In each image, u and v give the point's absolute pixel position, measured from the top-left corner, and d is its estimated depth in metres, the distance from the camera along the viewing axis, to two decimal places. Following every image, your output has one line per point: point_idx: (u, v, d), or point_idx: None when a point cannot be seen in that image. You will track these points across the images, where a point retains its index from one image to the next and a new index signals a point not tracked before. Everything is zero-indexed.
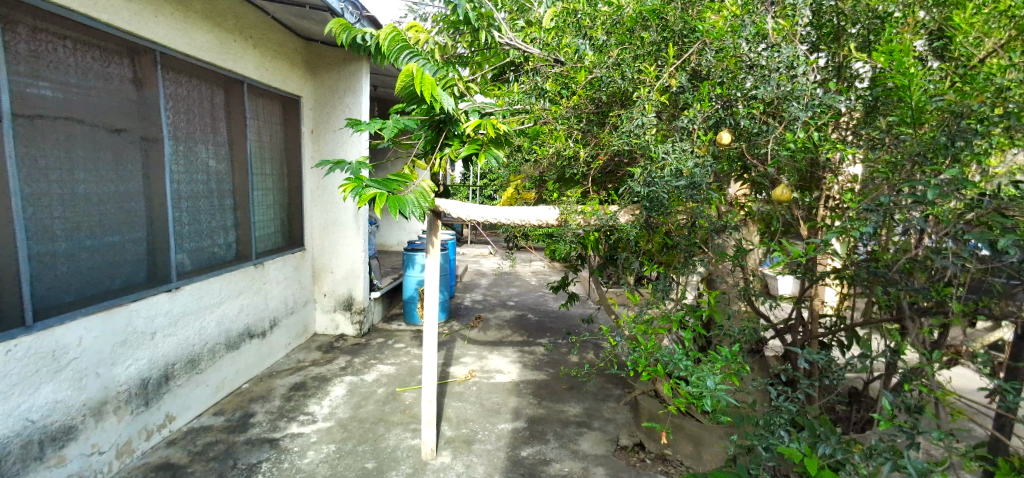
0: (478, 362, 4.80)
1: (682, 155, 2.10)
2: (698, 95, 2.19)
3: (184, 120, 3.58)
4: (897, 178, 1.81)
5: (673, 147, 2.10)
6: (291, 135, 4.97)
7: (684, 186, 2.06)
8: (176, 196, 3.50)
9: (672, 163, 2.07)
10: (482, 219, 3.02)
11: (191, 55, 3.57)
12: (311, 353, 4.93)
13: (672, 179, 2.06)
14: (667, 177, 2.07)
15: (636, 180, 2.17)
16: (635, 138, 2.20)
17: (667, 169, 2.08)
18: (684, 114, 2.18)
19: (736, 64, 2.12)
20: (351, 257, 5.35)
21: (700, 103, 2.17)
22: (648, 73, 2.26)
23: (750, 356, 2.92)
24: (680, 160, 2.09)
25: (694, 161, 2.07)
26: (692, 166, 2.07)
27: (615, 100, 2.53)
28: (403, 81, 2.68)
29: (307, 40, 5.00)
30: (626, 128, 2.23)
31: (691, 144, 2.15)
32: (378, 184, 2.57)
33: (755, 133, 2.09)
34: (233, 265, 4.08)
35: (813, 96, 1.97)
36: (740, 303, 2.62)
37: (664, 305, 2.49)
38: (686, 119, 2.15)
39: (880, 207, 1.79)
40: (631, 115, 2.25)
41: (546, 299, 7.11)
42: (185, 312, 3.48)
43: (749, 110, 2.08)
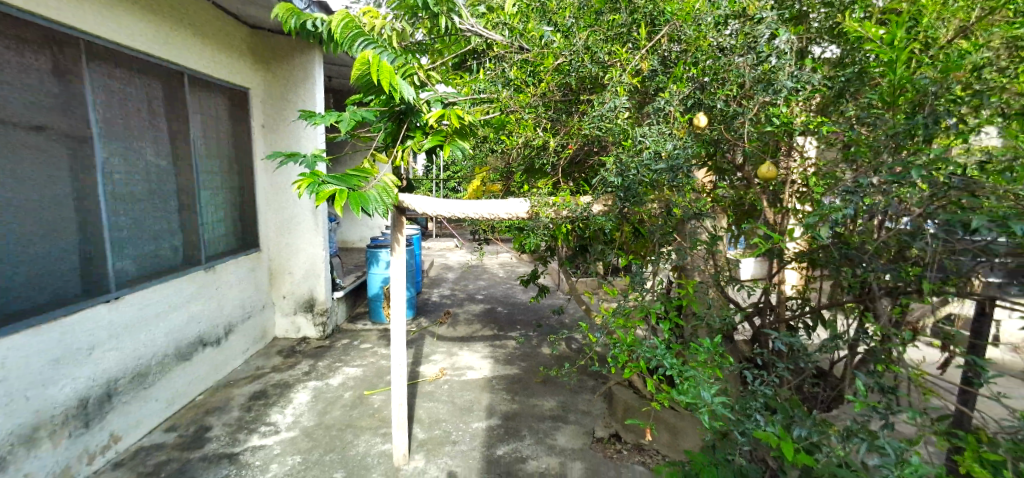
0: (448, 359, 4.68)
1: (660, 138, 2.03)
2: (672, 77, 2.15)
3: (118, 115, 3.32)
4: (874, 160, 1.74)
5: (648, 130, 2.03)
6: (241, 130, 4.70)
7: (666, 168, 1.97)
8: (112, 197, 3.25)
9: (653, 146, 1.99)
10: (449, 214, 2.89)
11: (123, 46, 3.30)
12: (272, 358, 4.71)
13: (655, 163, 1.98)
14: (645, 161, 2.00)
15: (609, 167, 2.10)
16: (606, 124, 2.14)
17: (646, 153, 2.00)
18: (661, 96, 2.11)
19: (708, 46, 2.06)
20: (311, 256, 5.13)
21: (675, 84, 2.11)
22: (620, 55, 2.19)
23: (726, 343, 2.87)
24: (658, 144, 2.02)
25: (673, 142, 2.00)
26: (669, 147, 1.99)
27: (586, 85, 2.47)
28: (359, 70, 2.51)
29: (254, 29, 4.72)
30: (599, 111, 2.14)
31: (668, 127, 2.08)
32: (337, 180, 2.40)
33: (732, 116, 2.04)
34: (182, 270, 3.82)
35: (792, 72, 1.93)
36: (714, 290, 2.59)
37: (641, 296, 2.42)
38: (660, 102, 2.09)
39: (859, 189, 1.75)
40: (604, 99, 2.17)
41: (515, 291, 7.04)
42: (129, 323, 3.23)
43: (722, 93, 2.03)
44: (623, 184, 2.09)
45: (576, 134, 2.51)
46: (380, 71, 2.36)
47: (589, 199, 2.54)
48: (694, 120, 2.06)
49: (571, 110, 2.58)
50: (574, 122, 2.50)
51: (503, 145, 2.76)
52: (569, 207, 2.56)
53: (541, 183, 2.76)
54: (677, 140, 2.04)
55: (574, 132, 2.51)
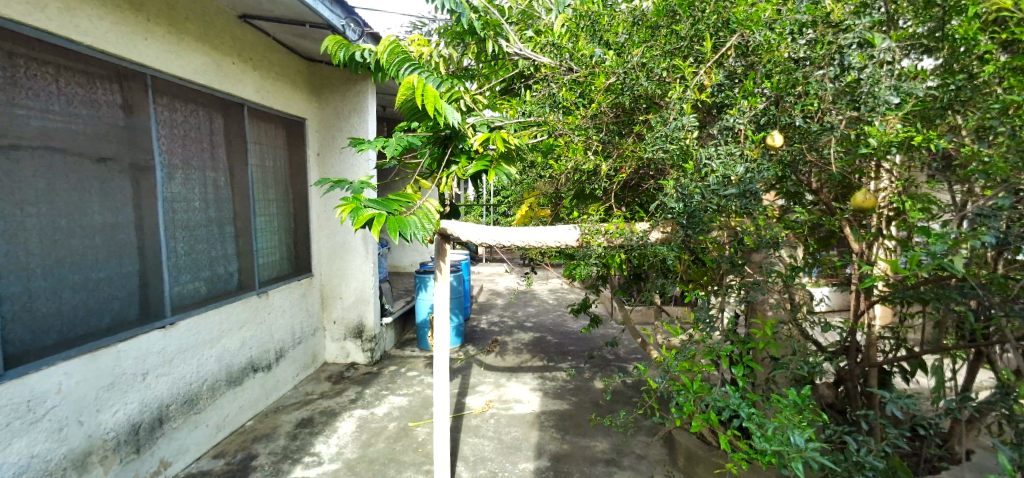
0: (496, 391, 4.51)
1: (732, 160, 1.81)
2: (742, 91, 1.91)
3: (179, 145, 3.42)
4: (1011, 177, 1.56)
5: (717, 152, 1.82)
6: (296, 158, 4.79)
7: (731, 194, 1.78)
8: (172, 225, 3.34)
9: (720, 170, 1.79)
10: (494, 242, 2.76)
11: (184, 79, 3.41)
12: (321, 384, 4.69)
13: (721, 188, 1.79)
14: (712, 185, 1.80)
15: (669, 191, 1.90)
16: (671, 147, 1.94)
17: (712, 176, 1.80)
18: (728, 112, 1.88)
19: (783, 57, 1.85)
20: (361, 282, 5.13)
21: (746, 99, 1.88)
22: (684, 67, 1.99)
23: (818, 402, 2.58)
24: (726, 167, 1.81)
25: (745, 164, 1.79)
26: (740, 171, 1.79)
27: (646, 101, 2.28)
28: (403, 95, 2.45)
29: (309, 60, 4.85)
30: (660, 133, 1.96)
31: (740, 147, 1.85)
32: (377, 205, 2.36)
33: (818, 132, 1.79)
34: (235, 295, 3.87)
35: (890, 83, 1.70)
36: (789, 328, 2.32)
37: (710, 338, 2.17)
38: (728, 119, 1.86)
39: (999, 212, 1.57)
40: (667, 118, 1.98)
41: (565, 319, 6.81)
42: (182, 348, 3.27)
43: (803, 108, 1.79)
44: (686, 213, 1.88)
45: (636, 155, 2.35)
46: (425, 96, 2.30)
47: (646, 227, 2.37)
48: (768, 137, 1.83)
49: (626, 130, 2.42)
50: (629, 142, 2.36)
51: (551, 169, 2.63)
52: (623, 235, 2.40)
53: (593, 210, 2.59)
54: (753, 159, 1.83)
55: (630, 153, 2.36)
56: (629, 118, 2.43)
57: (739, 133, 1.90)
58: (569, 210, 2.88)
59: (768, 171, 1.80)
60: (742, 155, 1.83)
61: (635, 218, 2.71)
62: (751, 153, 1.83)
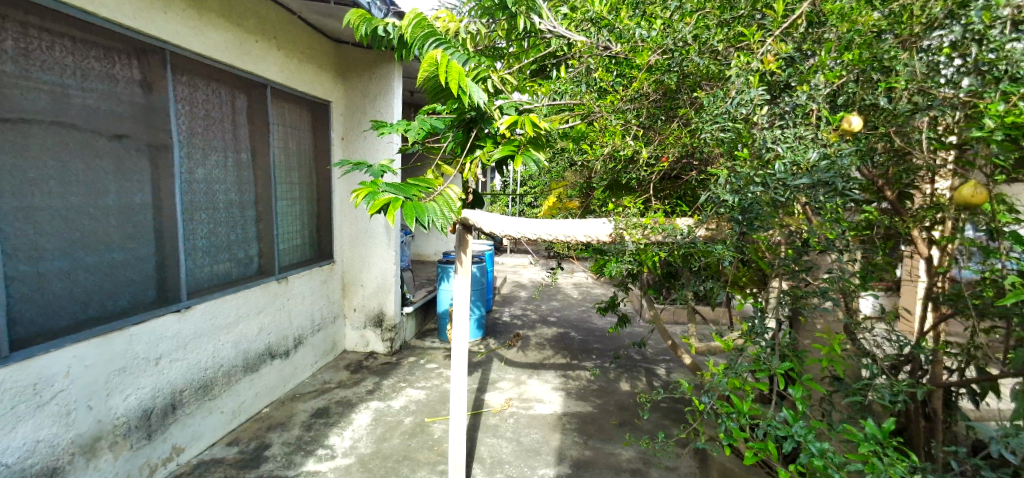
0: (516, 388, 4.36)
1: (803, 146, 1.60)
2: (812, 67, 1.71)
3: (200, 124, 3.34)
4: None
5: (786, 137, 1.61)
6: (320, 141, 4.69)
7: (802, 184, 1.54)
8: (191, 207, 3.27)
9: (789, 157, 1.57)
10: (519, 235, 2.57)
11: (206, 56, 3.31)
12: (339, 373, 4.60)
13: (788, 177, 1.55)
14: (779, 175, 1.56)
15: (721, 180, 1.71)
16: (731, 131, 1.73)
17: (781, 164, 1.58)
18: (799, 89, 1.68)
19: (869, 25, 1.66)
20: (382, 270, 5.01)
21: (818, 75, 1.68)
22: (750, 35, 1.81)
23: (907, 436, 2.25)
24: (795, 153, 1.60)
25: (819, 148, 1.56)
26: (813, 156, 1.57)
27: (696, 77, 2.10)
28: (426, 71, 2.28)
29: (336, 41, 4.72)
30: (717, 111, 1.77)
31: (822, 131, 1.61)
32: (395, 189, 2.20)
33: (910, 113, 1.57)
34: (253, 280, 3.78)
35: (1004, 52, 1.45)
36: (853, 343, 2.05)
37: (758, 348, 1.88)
38: (795, 99, 1.66)
39: None
40: (725, 97, 1.79)
41: (591, 315, 6.61)
42: (198, 333, 3.18)
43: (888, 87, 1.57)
44: (741, 207, 1.68)
45: (691, 136, 2.16)
46: (450, 72, 2.14)
47: (691, 224, 2.16)
48: (845, 120, 1.59)
49: (666, 115, 2.29)
50: (673, 128, 2.24)
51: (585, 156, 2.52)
52: (665, 230, 2.22)
53: (628, 202, 2.42)
54: (832, 144, 1.59)
55: (674, 139, 2.23)
56: (674, 97, 2.26)
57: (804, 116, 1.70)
58: (599, 202, 2.74)
59: (847, 157, 1.56)
60: (816, 141, 1.62)
61: (677, 214, 2.51)
62: (829, 139, 1.59)
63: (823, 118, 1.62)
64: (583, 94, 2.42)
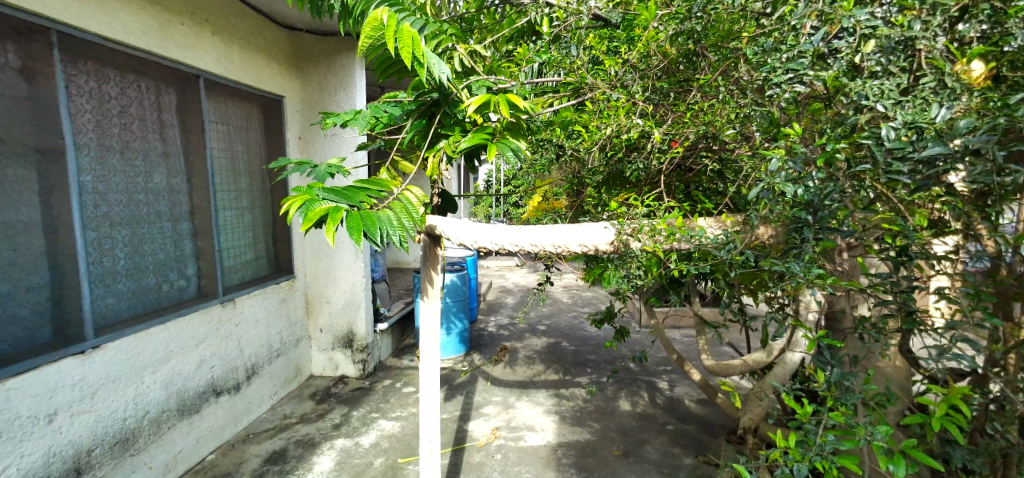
0: (504, 414, 3.85)
1: (919, 102, 1.22)
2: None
3: (112, 123, 2.83)
4: None
5: (892, 91, 1.23)
6: (274, 142, 4.12)
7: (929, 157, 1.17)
8: (101, 222, 2.75)
9: (901, 116, 1.20)
10: (496, 246, 2.03)
11: (115, 41, 2.76)
12: (303, 404, 4.05)
13: (909, 147, 1.17)
14: (892, 143, 1.18)
15: (775, 162, 1.30)
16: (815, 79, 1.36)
17: (892, 130, 1.19)
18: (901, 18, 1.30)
19: None
20: (350, 284, 4.46)
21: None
22: None
23: None
24: (909, 108, 1.23)
25: (948, 103, 1.19)
26: (940, 115, 1.18)
27: (717, 32, 1.72)
28: (370, 38, 1.76)
29: (289, 29, 4.13)
30: (791, 53, 1.41)
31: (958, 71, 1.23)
32: (336, 197, 1.71)
33: None
34: (190, 306, 3.23)
35: None
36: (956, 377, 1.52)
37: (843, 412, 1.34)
38: (902, 31, 1.27)
39: None
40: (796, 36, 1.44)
41: (583, 322, 6.11)
42: (110, 378, 2.62)
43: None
44: (805, 201, 1.28)
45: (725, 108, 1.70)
46: (400, 36, 1.67)
47: (707, 225, 1.80)
48: (965, 65, 1.24)
49: (679, 89, 1.87)
50: (689, 103, 1.81)
51: (578, 140, 2.05)
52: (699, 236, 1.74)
53: (634, 201, 1.95)
54: (976, 94, 1.20)
55: (697, 115, 1.76)
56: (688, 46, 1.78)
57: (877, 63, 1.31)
58: (589, 202, 2.26)
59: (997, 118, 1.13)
60: (940, 93, 1.23)
61: (699, 214, 2.02)
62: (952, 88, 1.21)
63: (940, 60, 1.24)
64: (574, 57, 1.99)
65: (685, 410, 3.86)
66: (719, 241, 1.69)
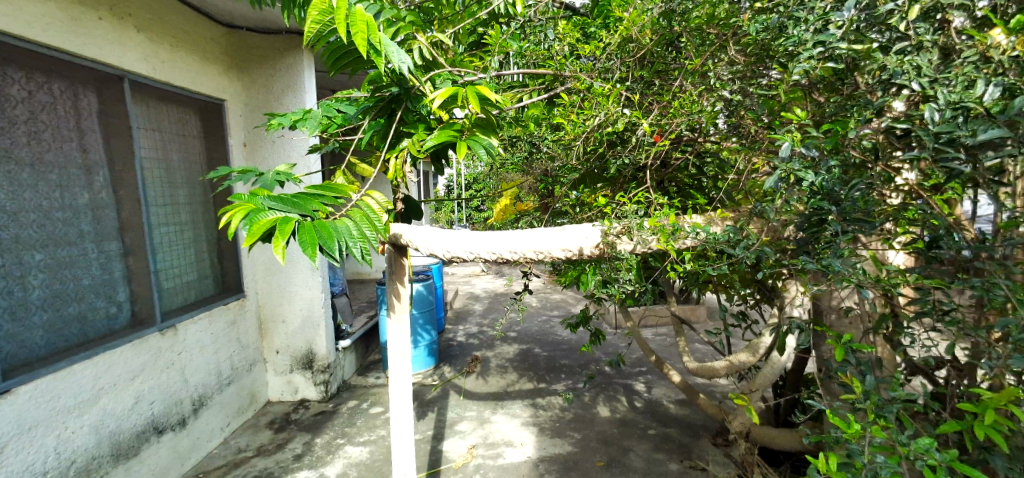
0: (479, 430, 3.64)
1: (961, 80, 1.16)
2: None
3: (19, 131, 2.49)
4: None
5: (926, 69, 1.18)
6: (215, 150, 3.77)
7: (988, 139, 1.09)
8: (6, 247, 2.40)
9: (943, 98, 1.13)
10: (471, 255, 1.81)
11: (17, 37, 2.42)
12: (259, 434, 3.72)
13: (960, 130, 1.10)
14: (941, 127, 1.12)
15: (788, 145, 1.28)
16: (843, 54, 1.29)
17: (936, 112, 1.14)
18: None
19: None
20: (308, 301, 4.15)
21: None
22: None
23: None
24: (947, 84, 1.18)
25: (997, 80, 1.12)
26: (987, 92, 1.12)
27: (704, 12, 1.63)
28: (318, 23, 1.52)
29: (228, 28, 3.79)
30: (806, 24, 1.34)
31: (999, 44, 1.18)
32: (284, 206, 1.47)
33: None
34: (123, 336, 2.88)
35: None
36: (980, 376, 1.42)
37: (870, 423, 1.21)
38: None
39: None
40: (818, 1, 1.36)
41: (555, 327, 5.95)
42: (22, 427, 2.30)
43: None
44: (824, 190, 1.26)
45: (712, 94, 1.65)
46: (352, 22, 1.42)
47: (701, 220, 1.70)
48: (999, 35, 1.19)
49: (660, 79, 1.82)
50: (675, 91, 1.73)
51: (559, 134, 1.88)
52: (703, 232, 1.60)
53: (621, 198, 1.80)
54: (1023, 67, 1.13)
55: (685, 105, 1.65)
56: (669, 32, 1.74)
57: (882, 41, 1.29)
58: (565, 203, 2.09)
59: None
60: (980, 69, 1.18)
61: (690, 210, 1.89)
62: (995, 65, 1.17)
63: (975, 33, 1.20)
64: (554, 40, 1.92)
65: (665, 412, 3.75)
66: (730, 237, 1.54)
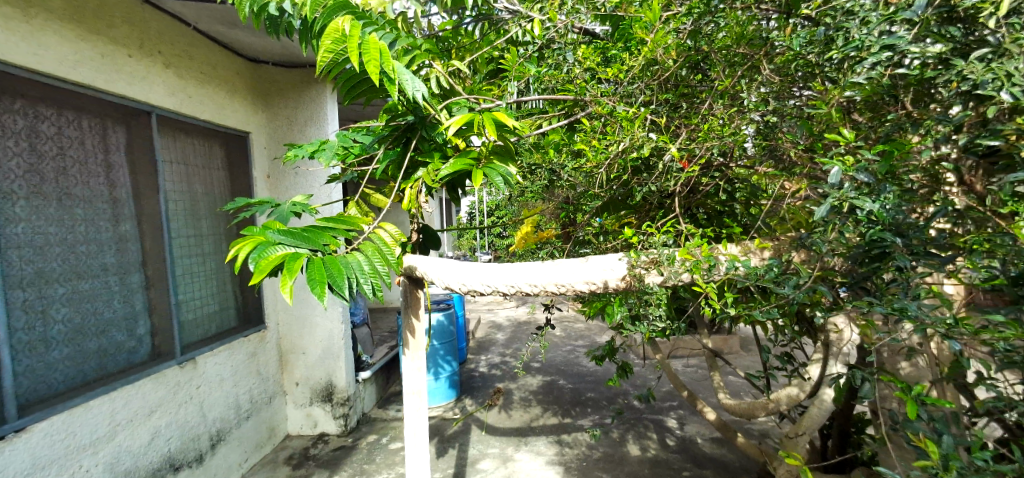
0: (503, 468, 3.49)
1: None
2: None
3: (48, 166, 2.52)
4: None
5: (1021, 76, 1.12)
6: (238, 182, 3.79)
7: None
8: (31, 281, 2.41)
9: None
10: (489, 289, 1.72)
11: (50, 75, 2.46)
12: (278, 470, 3.63)
13: None
14: None
15: (839, 170, 1.21)
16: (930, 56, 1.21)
17: None
18: None
19: None
20: (328, 332, 4.10)
21: None
22: None
23: None
24: None
25: None
26: None
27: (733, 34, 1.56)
28: (331, 53, 1.48)
29: (254, 61, 3.86)
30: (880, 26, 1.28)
31: None
32: (294, 240, 1.39)
33: None
34: (143, 370, 2.85)
35: None
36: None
37: None
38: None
39: None
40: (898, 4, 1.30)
41: (579, 357, 5.78)
42: (36, 466, 2.26)
43: None
44: (884, 218, 1.18)
45: (745, 118, 1.57)
46: (365, 50, 1.38)
47: (734, 251, 1.59)
48: None
49: (687, 101, 1.73)
50: (704, 115, 1.63)
51: (580, 162, 1.80)
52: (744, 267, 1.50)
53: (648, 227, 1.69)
54: None
55: (715, 128, 1.56)
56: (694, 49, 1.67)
57: (963, 42, 1.22)
58: (588, 232, 1.99)
59: None
60: None
61: (723, 239, 1.77)
62: None
63: None
64: (575, 61, 1.85)
65: (699, 452, 3.55)
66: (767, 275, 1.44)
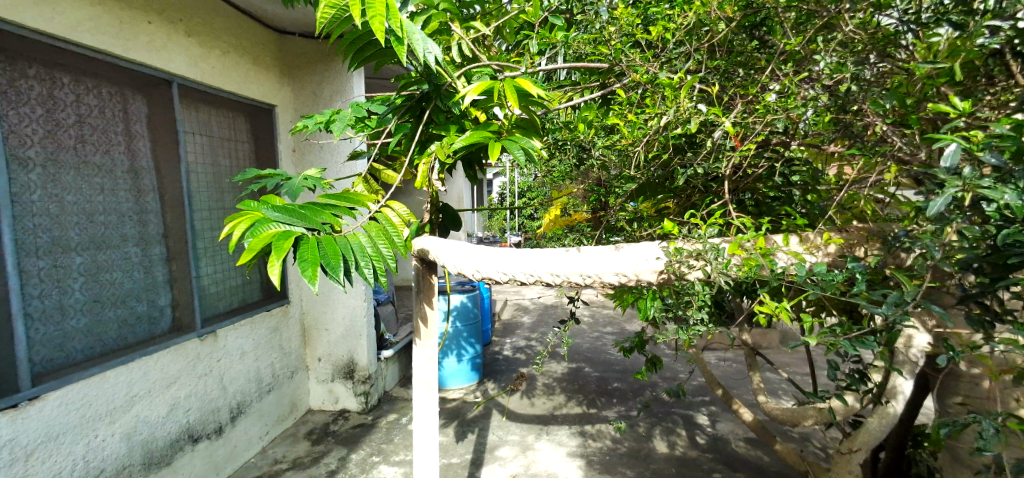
0: (523, 457, 3.37)
1: None
2: None
3: (66, 133, 2.48)
4: None
5: None
6: (265, 156, 3.73)
7: None
8: (49, 250, 2.39)
9: None
10: (502, 278, 1.54)
11: (65, 39, 2.40)
12: (297, 445, 3.62)
13: None
14: None
15: (955, 150, 1.08)
16: None
17: None
18: None
19: None
20: (350, 310, 4.04)
21: None
22: None
23: None
24: None
25: None
26: None
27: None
28: (332, 9, 1.33)
29: (280, 32, 3.75)
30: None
31: None
32: (289, 218, 1.28)
33: None
34: (161, 342, 2.83)
35: None
36: None
37: None
38: None
39: None
40: None
41: (607, 345, 5.59)
42: (49, 435, 2.26)
43: None
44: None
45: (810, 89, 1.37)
46: (369, 5, 1.23)
47: (788, 247, 1.42)
48: None
49: (742, 69, 1.53)
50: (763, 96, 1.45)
51: (616, 137, 1.61)
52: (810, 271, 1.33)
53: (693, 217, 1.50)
54: None
55: (778, 101, 1.38)
56: (750, 6, 1.49)
57: None
58: (621, 217, 1.82)
59: None
60: None
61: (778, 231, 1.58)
62: None
63: None
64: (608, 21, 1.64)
65: (731, 453, 3.36)
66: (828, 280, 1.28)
